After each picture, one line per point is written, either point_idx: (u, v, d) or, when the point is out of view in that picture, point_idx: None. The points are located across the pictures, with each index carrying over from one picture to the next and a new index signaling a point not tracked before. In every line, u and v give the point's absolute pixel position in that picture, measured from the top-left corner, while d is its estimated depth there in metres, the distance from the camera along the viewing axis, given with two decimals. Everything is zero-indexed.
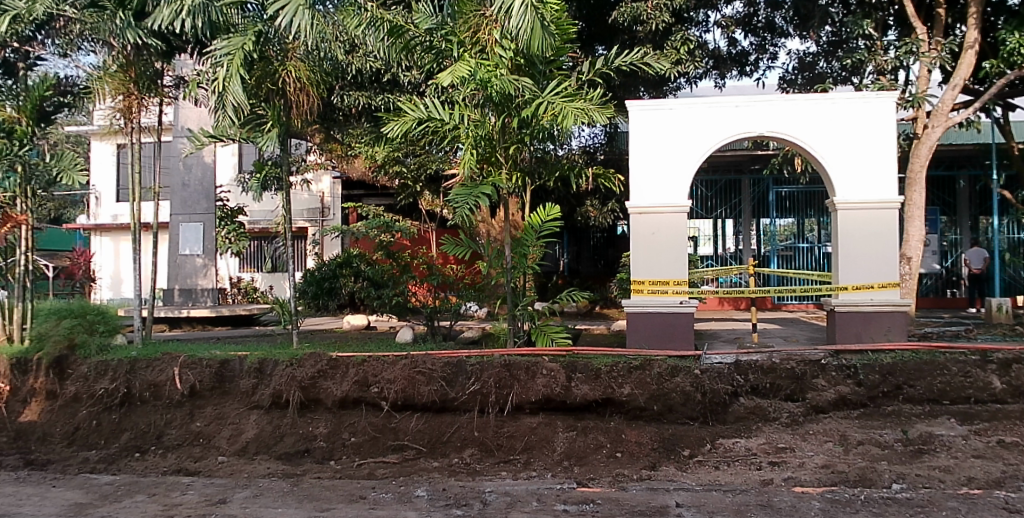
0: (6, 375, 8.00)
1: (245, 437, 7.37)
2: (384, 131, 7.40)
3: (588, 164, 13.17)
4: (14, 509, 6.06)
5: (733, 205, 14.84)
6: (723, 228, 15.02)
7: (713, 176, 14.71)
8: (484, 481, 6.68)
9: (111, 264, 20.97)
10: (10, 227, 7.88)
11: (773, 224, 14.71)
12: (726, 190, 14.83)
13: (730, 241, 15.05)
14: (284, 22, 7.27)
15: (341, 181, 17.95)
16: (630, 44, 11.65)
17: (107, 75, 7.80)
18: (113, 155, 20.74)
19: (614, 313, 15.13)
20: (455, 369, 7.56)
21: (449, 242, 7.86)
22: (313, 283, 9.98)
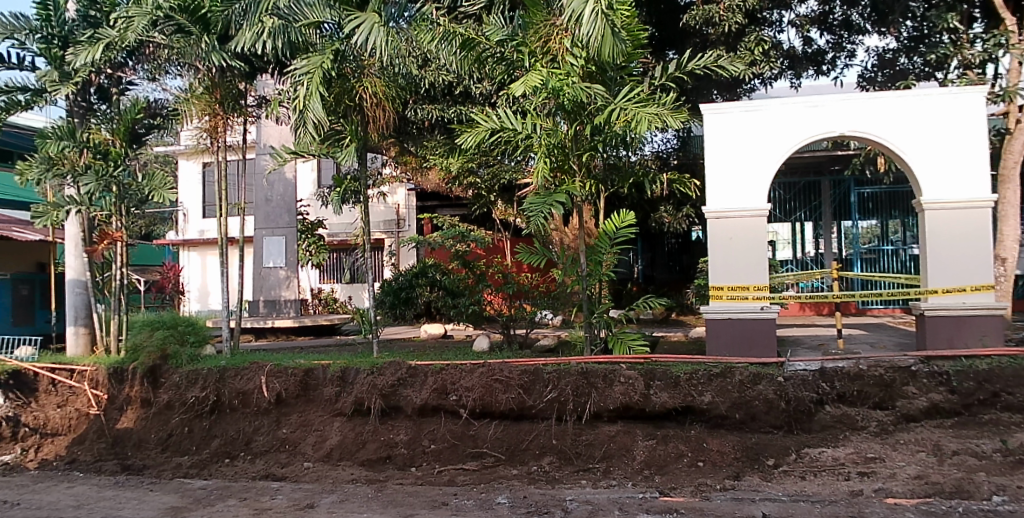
0: (104, 384, 8.33)
1: (329, 443, 7.55)
2: (459, 142, 7.49)
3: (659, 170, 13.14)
4: (116, 511, 6.39)
5: (813, 208, 14.50)
6: (803, 231, 14.68)
7: (792, 178, 14.48)
8: (564, 489, 6.66)
9: (198, 278, 21.85)
10: (107, 243, 8.40)
11: (855, 226, 14.28)
12: (806, 192, 14.55)
13: (810, 245, 14.69)
14: (360, 40, 7.40)
15: (415, 192, 18.28)
16: (703, 47, 11.54)
17: (194, 97, 8.14)
18: (199, 173, 21.67)
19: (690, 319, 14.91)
20: (532, 377, 7.56)
21: (523, 250, 7.82)
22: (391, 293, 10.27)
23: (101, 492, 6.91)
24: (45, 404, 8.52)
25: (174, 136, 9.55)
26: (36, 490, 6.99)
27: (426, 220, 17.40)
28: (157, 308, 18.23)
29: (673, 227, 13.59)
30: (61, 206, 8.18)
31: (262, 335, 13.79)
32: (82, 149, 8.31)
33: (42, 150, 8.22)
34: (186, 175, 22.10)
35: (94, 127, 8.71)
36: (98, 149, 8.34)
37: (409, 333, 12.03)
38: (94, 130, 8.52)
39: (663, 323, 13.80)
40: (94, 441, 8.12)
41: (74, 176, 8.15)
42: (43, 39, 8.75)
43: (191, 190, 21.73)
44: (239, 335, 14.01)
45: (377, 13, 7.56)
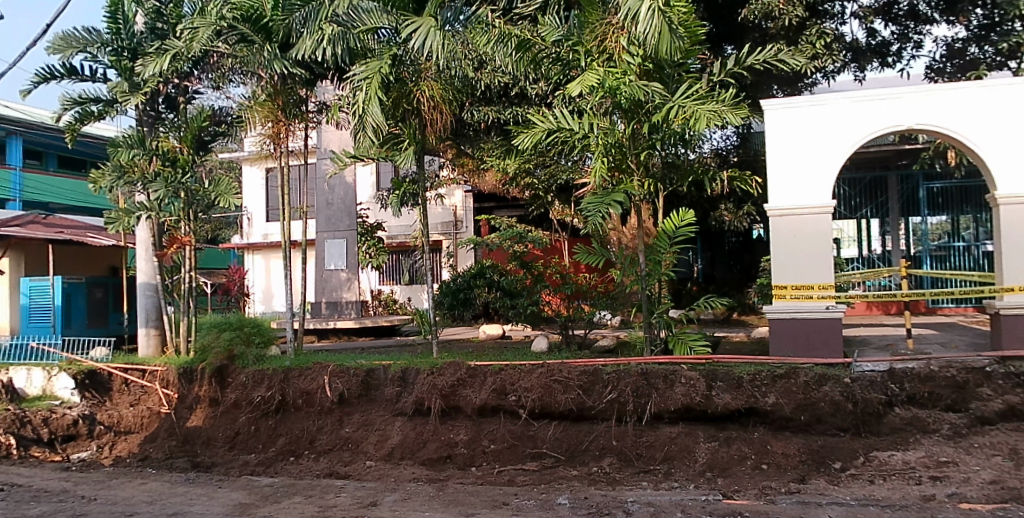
0: (174, 383, 8.65)
1: (391, 442, 7.65)
2: (516, 143, 7.52)
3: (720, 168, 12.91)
4: (187, 507, 6.58)
5: (879, 204, 14.12)
6: (869, 228, 14.19)
7: (857, 173, 14.14)
8: (625, 491, 6.59)
9: (262, 280, 22.45)
10: (176, 248, 8.66)
11: (924, 222, 13.80)
12: (872, 187, 14.16)
13: (877, 243, 14.18)
14: (417, 45, 7.46)
15: (471, 194, 18.45)
16: (762, 42, 11.43)
17: (257, 104, 8.38)
18: (262, 178, 22.29)
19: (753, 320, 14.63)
20: (592, 377, 7.53)
21: (582, 251, 7.84)
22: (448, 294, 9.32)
23: (173, 489, 7.12)
24: (118, 403, 8.98)
25: (239, 143, 9.83)
26: (112, 485, 7.23)
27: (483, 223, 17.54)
28: (224, 309, 18.55)
29: (734, 225, 13.38)
30: (133, 213, 8.49)
31: (324, 335, 14.08)
32: (151, 156, 8.61)
33: (114, 158, 8.51)
34: (250, 181, 22.75)
35: (162, 135, 9.02)
36: (166, 157, 8.68)
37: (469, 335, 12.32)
38: (163, 138, 8.85)
39: (726, 323, 13.61)
40: (165, 439, 8.37)
41: (143, 183, 8.37)
42: (112, 51, 9.06)
43: (255, 195, 22.33)
44: (303, 336, 14.32)
45: (433, 17, 7.63)
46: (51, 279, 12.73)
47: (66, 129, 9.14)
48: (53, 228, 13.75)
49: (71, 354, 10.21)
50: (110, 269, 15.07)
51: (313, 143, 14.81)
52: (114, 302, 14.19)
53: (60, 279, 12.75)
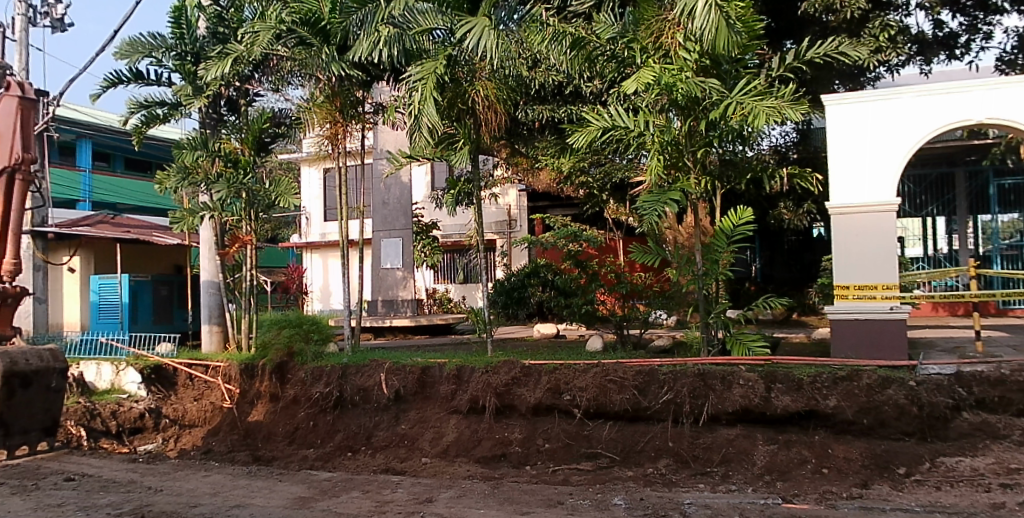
0: (236, 379, 8.91)
1: (446, 440, 7.70)
2: (571, 141, 7.54)
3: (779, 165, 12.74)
4: (248, 500, 6.72)
5: (945, 202, 13.83)
6: (934, 226, 13.96)
7: (923, 170, 13.72)
8: (682, 493, 6.46)
9: (320, 279, 22.94)
10: (238, 247, 9.00)
11: (995, 220, 13.63)
12: (938, 184, 13.81)
13: (943, 242, 14.02)
14: (472, 45, 7.50)
15: (526, 192, 18.67)
16: (822, 35, 11.21)
17: (315, 106, 8.53)
18: (320, 179, 22.83)
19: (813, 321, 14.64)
20: (647, 377, 7.47)
21: (636, 250, 7.77)
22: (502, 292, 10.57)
23: (235, 481, 7.27)
24: (183, 397, 9.35)
25: (298, 145, 9.95)
26: (176, 477, 7.41)
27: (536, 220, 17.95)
28: (283, 307, 18.88)
29: (794, 224, 13.12)
30: (197, 213, 8.89)
31: (381, 333, 14.32)
32: (214, 158, 8.85)
33: (179, 160, 8.84)
34: (309, 181, 23.39)
35: (224, 137, 9.20)
36: (228, 157, 8.89)
37: (523, 334, 12.37)
38: (225, 140, 9.07)
39: (787, 324, 13.37)
40: (228, 433, 8.57)
41: (206, 184, 8.69)
42: (177, 55, 9.37)
43: (314, 195, 22.91)
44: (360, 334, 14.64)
45: (487, 17, 7.68)
46: (118, 277, 13.20)
47: (133, 131, 9.48)
48: (120, 229, 14.30)
49: (140, 350, 10.72)
50: (176, 267, 15.56)
51: (369, 144, 15.21)
52: (180, 300, 14.63)
53: (128, 278, 13.23)
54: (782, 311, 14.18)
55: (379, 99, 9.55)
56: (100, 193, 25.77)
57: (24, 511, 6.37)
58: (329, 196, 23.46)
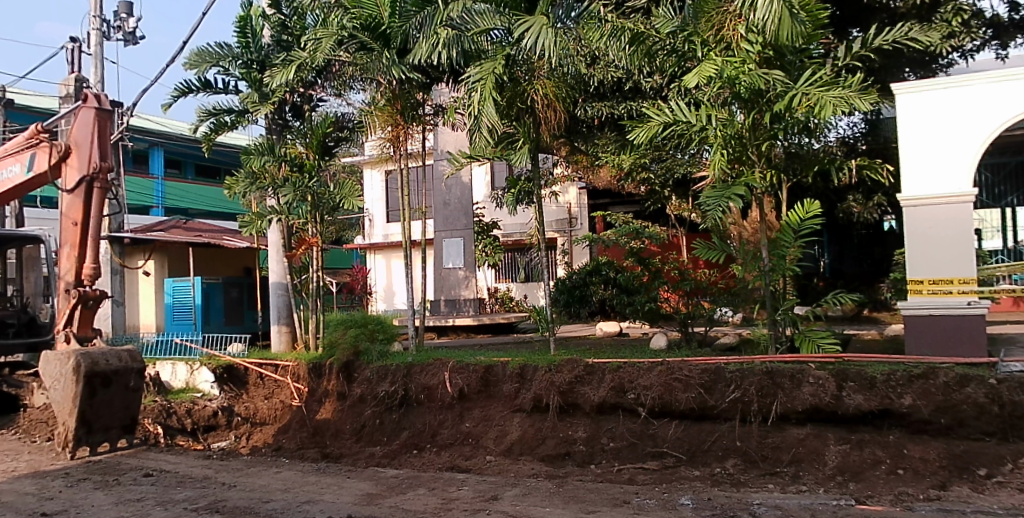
0: (305, 378, 9.21)
1: (510, 438, 7.74)
2: (631, 137, 7.58)
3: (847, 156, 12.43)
4: (318, 496, 6.87)
5: None
6: (1014, 217, 13.70)
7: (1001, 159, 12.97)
8: (751, 494, 6.31)
9: (384, 279, 23.54)
10: (304, 248, 9.30)
11: None
12: (1017, 173, 13.07)
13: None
14: (529, 44, 7.50)
15: (587, 190, 19.04)
16: (891, 22, 10.90)
17: (377, 109, 8.67)
18: (382, 181, 23.28)
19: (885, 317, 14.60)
20: (713, 376, 7.34)
21: (700, 246, 7.95)
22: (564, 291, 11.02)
23: (305, 477, 7.42)
24: (254, 395, 9.70)
25: (359, 147, 10.08)
26: (249, 473, 7.59)
27: (598, 217, 18.22)
28: (348, 306, 19.63)
29: (863, 217, 13.11)
30: (265, 216, 9.08)
31: (444, 332, 14.62)
32: (280, 163, 9.08)
33: (247, 166, 9.12)
34: (371, 183, 23.85)
35: (290, 142, 9.51)
36: (294, 162, 9.08)
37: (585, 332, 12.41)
38: (290, 145, 9.27)
39: (857, 320, 13.52)
40: (298, 430, 8.81)
41: (274, 188, 8.91)
42: (243, 64, 9.65)
43: (376, 196, 23.41)
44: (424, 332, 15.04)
45: (545, 16, 7.64)
46: (192, 280, 13.84)
47: (203, 138, 9.76)
48: (192, 233, 14.90)
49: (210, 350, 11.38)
50: (246, 269, 15.92)
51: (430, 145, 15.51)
52: (250, 301, 15.22)
53: (200, 281, 13.81)
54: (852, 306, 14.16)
55: (439, 101, 9.63)
56: (171, 198, 27.56)
57: (107, 505, 6.62)
58: (391, 198, 23.92)
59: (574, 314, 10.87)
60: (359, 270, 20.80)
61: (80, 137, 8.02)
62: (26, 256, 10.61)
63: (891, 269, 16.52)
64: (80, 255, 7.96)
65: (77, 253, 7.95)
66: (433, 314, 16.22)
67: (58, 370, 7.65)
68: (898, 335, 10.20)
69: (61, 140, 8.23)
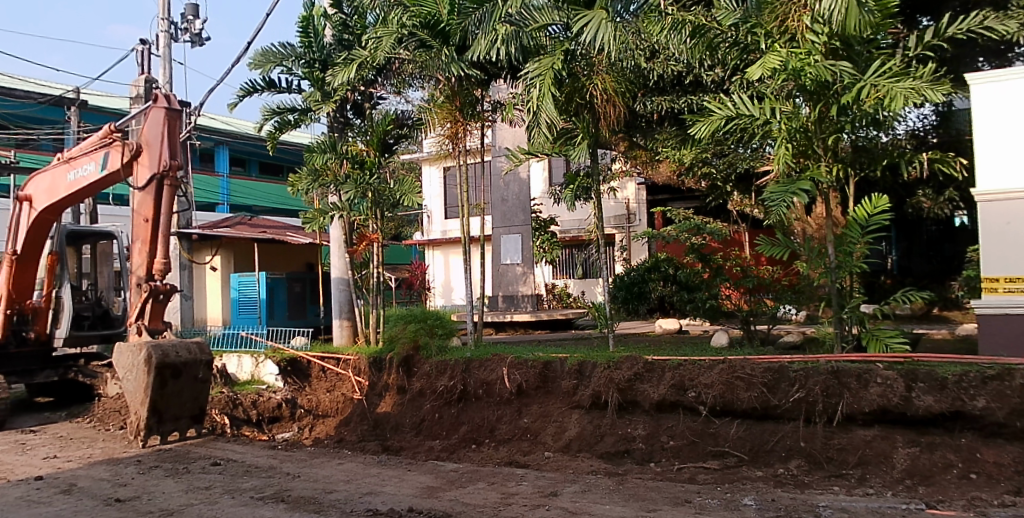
0: (366, 372, 9.43)
1: (568, 435, 7.74)
2: (692, 132, 7.56)
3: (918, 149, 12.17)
4: (379, 488, 6.96)
5: None
6: None
7: None
8: (816, 495, 6.14)
9: (442, 274, 23.90)
10: (365, 244, 9.48)
11: None
12: None
13: None
14: (588, 39, 7.43)
15: (646, 187, 19.48)
16: (964, 9, 10.64)
17: (436, 106, 8.77)
18: (440, 177, 23.65)
19: (956, 316, 14.22)
20: (777, 375, 7.17)
21: (765, 242, 7.88)
22: (623, 287, 10.52)
23: (367, 469, 7.53)
24: (316, 388, 9.96)
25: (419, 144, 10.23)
26: (313, 464, 7.75)
27: (658, 213, 18.27)
28: (406, 301, 20.02)
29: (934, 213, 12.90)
30: (327, 213, 9.42)
31: (502, 328, 14.81)
32: (341, 160, 9.30)
33: (310, 163, 9.35)
34: (429, 179, 24.23)
35: (351, 140, 9.71)
36: (355, 159, 9.28)
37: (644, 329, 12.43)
38: (351, 142, 9.48)
39: (926, 320, 13.23)
40: (358, 423, 8.99)
41: (336, 185, 9.18)
42: (305, 63, 9.87)
43: (435, 193, 23.80)
44: (482, 328, 15.26)
45: (605, 9, 7.55)
46: (256, 275, 14.38)
47: (267, 136, 9.98)
48: (257, 229, 15.47)
49: (277, 342, 12.01)
50: (308, 265, 16.78)
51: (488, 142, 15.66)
52: (313, 296, 15.76)
53: (264, 276, 14.30)
54: (920, 305, 14.06)
55: (498, 97, 9.66)
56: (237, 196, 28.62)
57: (177, 493, 6.85)
58: (449, 194, 24.21)
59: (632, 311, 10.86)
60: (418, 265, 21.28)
61: (151, 136, 8.27)
62: (99, 251, 11.07)
63: (962, 266, 16.17)
64: (151, 250, 8.20)
65: (148, 248, 8.19)
66: (491, 309, 16.59)
67: (130, 360, 7.92)
68: (972, 336, 9.84)
69: (132, 139, 8.49)
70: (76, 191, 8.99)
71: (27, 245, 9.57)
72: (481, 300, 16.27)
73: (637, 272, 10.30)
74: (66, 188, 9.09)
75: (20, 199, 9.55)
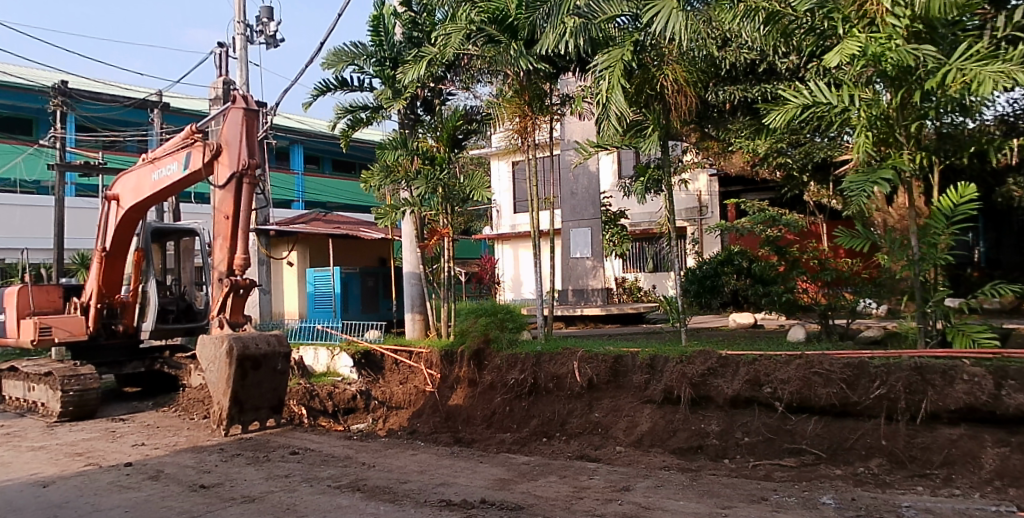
0: (437, 364, 9.58)
1: (640, 429, 7.68)
2: (766, 122, 7.40)
3: (1007, 136, 10.25)
4: (452, 479, 7.06)
5: None
6: None
7: None
8: (898, 495, 5.87)
9: (511, 269, 24.07)
10: (436, 239, 9.69)
11: None
12: None
13: None
14: (659, 29, 7.34)
15: (718, 178, 19.24)
16: None
17: (506, 101, 8.89)
18: (509, 172, 23.87)
19: None
20: (856, 371, 6.92)
21: (844, 234, 7.59)
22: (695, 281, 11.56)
23: (439, 461, 7.64)
24: (390, 380, 10.20)
25: (487, 139, 10.31)
26: (387, 454, 7.91)
27: (730, 205, 17.95)
28: (475, 294, 20.15)
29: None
30: (399, 208, 9.50)
31: (572, 322, 14.86)
32: (413, 156, 9.50)
33: (382, 160, 9.58)
34: (497, 174, 24.51)
35: (422, 136, 9.95)
36: (425, 155, 9.51)
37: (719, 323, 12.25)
38: (422, 139, 9.79)
39: (1019, 314, 12.61)
40: (431, 415, 9.15)
41: (408, 181, 9.39)
42: (377, 61, 10.07)
43: (504, 187, 23.99)
44: (552, 322, 15.33)
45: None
46: (331, 270, 14.90)
47: (341, 134, 10.23)
48: (331, 225, 16.00)
49: (351, 335, 12.42)
50: (380, 260, 17.43)
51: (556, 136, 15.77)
52: (384, 290, 16.08)
53: (339, 270, 14.80)
54: (1012, 299, 13.43)
55: (566, 90, 9.63)
56: (312, 193, 29.53)
57: (258, 480, 7.09)
58: (518, 189, 24.38)
59: (704, 305, 11.46)
60: (487, 258, 21.51)
61: (231, 136, 8.55)
62: (183, 248, 11.48)
63: None
64: (231, 247, 8.47)
65: (228, 245, 8.46)
66: (560, 303, 16.63)
67: (213, 352, 8.21)
68: None
69: (212, 140, 8.82)
70: (160, 190, 9.37)
71: (116, 242, 10.09)
72: (550, 294, 16.33)
73: (711, 266, 11.62)
74: (151, 187, 9.48)
75: (108, 199, 10.06)
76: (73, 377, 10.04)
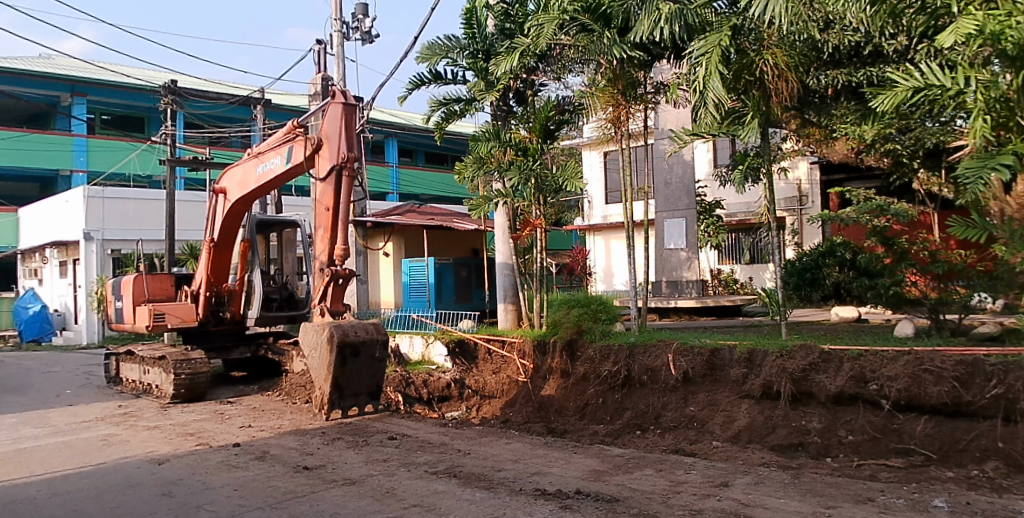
0: (530, 355, 9.72)
1: (738, 424, 7.52)
2: (873, 107, 7.09)
3: None
4: (547, 468, 7.11)
5: None
6: None
7: None
8: (1018, 500, 5.46)
9: (602, 260, 23.98)
10: (529, 230, 9.77)
11: None
12: None
13: None
14: (759, 12, 7.10)
15: (820, 166, 18.62)
16: None
17: (599, 90, 8.82)
18: (600, 162, 23.90)
19: None
20: (970, 369, 6.53)
21: (957, 224, 6.97)
22: (794, 273, 11.47)
23: (534, 450, 7.72)
24: (483, 369, 10.42)
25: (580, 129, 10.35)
26: (482, 442, 8.05)
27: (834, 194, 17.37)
28: (566, 286, 20.35)
29: None
30: (491, 199, 9.81)
31: (666, 313, 14.64)
32: (505, 147, 9.66)
33: (476, 151, 9.78)
34: (589, 164, 24.57)
35: (514, 128, 10.06)
36: (518, 146, 9.70)
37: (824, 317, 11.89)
38: (515, 130, 9.87)
39: None
40: (523, 404, 9.28)
41: (500, 171, 9.57)
42: (469, 54, 10.30)
43: (596, 177, 24.01)
44: (646, 314, 15.22)
45: None
46: (427, 260, 15.48)
47: (435, 128, 10.45)
48: (426, 216, 16.48)
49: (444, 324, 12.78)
50: (472, 250, 17.86)
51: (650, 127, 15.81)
52: (476, 281, 16.44)
53: (431, 261, 15.40)
54: None
55: (662, 79, 9.50)
56: (404, 185, 30.36)
57: (358, 464, 7.34)
58: (608, 180, 24.30)
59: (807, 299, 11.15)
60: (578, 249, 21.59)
61: (330, 129, 8.81)
62: (285, 239, 11.95)
63: None
64: (332, 237, 8.78)
65: (330, 235, 8.78)
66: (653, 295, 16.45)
67: (314, 339, 8.55)
68: None
69: (313, 134, 9.12)
70: (263, 183, 9.80)
71: (224, 232, 10.67)
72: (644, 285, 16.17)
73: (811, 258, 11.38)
74: (256, 180, 9.93)
75: (217, 192, 10.65)
76: (185, 361, 10.68)
